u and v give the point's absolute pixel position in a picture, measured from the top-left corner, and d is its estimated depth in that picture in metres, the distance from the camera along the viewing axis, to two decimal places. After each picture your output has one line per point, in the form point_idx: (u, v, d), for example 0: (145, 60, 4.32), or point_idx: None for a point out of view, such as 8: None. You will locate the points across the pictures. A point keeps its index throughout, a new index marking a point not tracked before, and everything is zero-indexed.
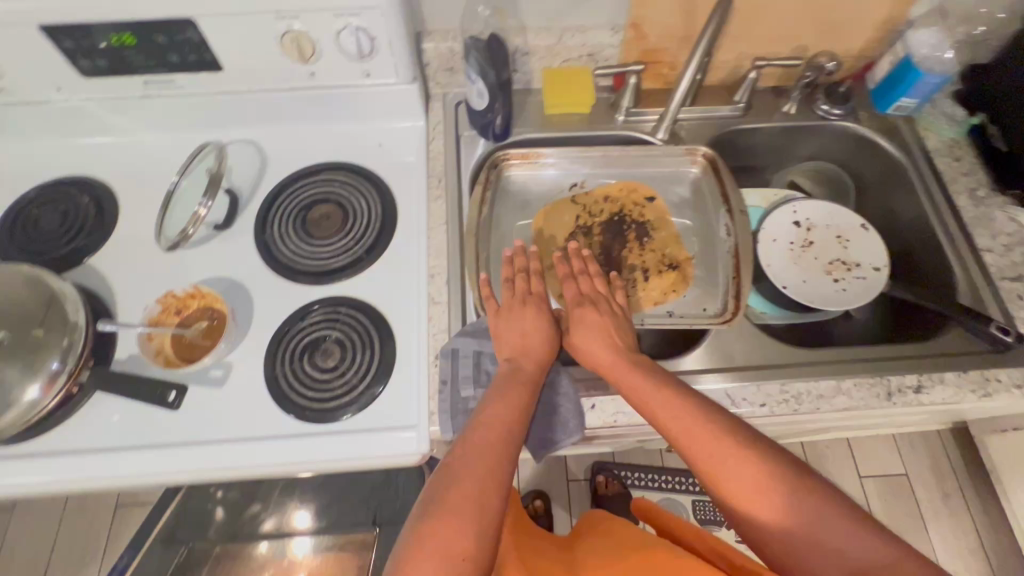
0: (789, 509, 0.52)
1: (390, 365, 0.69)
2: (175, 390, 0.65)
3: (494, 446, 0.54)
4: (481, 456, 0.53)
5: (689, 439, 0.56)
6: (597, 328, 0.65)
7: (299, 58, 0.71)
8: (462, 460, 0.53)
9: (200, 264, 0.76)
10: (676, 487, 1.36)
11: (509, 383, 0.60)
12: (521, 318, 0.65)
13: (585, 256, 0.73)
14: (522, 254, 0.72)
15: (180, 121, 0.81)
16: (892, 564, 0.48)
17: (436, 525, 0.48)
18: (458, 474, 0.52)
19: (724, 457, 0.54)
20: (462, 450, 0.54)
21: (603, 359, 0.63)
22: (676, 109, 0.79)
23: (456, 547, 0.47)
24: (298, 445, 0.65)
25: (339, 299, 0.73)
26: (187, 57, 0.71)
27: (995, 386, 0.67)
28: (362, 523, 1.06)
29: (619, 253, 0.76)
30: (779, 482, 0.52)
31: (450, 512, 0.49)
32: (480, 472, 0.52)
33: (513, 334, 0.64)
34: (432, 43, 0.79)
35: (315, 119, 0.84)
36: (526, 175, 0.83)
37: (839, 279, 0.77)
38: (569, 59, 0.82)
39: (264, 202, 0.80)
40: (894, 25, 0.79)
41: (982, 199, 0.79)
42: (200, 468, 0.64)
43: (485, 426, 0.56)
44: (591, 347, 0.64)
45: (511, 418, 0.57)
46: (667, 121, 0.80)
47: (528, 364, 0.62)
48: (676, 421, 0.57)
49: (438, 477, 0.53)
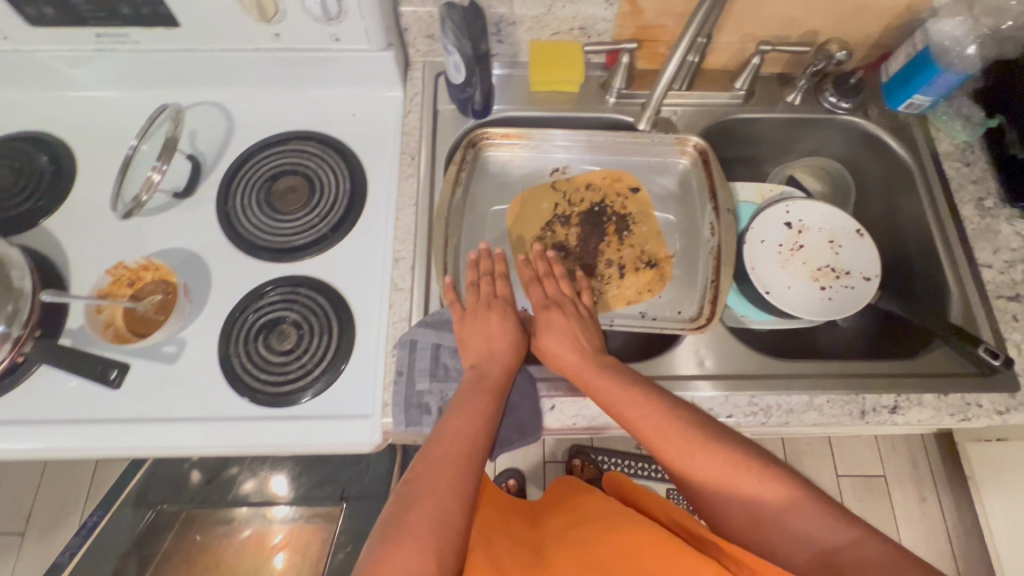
0: (759, 502, 0.53)
1: (347, 353, 0.67)
2: (117, 368, 0.63)
3: (456, 459, 0.54)
4: (443, 472, 0.53)
5: (660, 440, 0.56)
6: (564, 331, 0.63)
7: (260, 17, 0.65)
8: (425, 477, 0.52)
9: (157, 233, 0.72)
10: (650, 475, 1.36)
11: (475, 390, 0.58)
12: (485, 323, 0.63)
13: (551, 258, 0.70)
14: (485, 257, 0.69)
15: (141, 78, 0.76)
16: (855, 542, 0.49)
17: (397, 551, 0.47)
18: (420, 492, 0.51)
19: (695, 455, 0.55)
20: (422, 469, 0.53)
21: (570, 363, 0.61)
22: (661, 95, 0.71)
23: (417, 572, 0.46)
24: (248, 429, 0.64)
25: (298, 279, 0.70)
26: (139, 9, 0.65)
27: (974, 411, 0.64)
28: (329, 496, 1.05)
29: (596, 246, 0.72)
30: (750, 478, 0.53)
31: (412, 533, 0.48)
32: (445, 483, 0.52)
33: (477, 339, 0.62)
34: (410, 7, 0.72)
35: (285, 83, 0.78)
36: (505, 156, 0.78)
37: (825, 287, 0.73)
38: (560, 32, 0.75)
39: (228, 170, 0.76)
40: (916, 12, 0.72)
41: (988, 210, 0.74)
42: (147, 445, 0.63)
43: (447, 436, 0.55)
44: (557, 351, 0.62)
45: (474, 426, 0.56)
46: (651, 111, 0.74)
47: (495, 369, 0.60)
48: (647, 422, 0.57)
49: (398, 499, 0.52)
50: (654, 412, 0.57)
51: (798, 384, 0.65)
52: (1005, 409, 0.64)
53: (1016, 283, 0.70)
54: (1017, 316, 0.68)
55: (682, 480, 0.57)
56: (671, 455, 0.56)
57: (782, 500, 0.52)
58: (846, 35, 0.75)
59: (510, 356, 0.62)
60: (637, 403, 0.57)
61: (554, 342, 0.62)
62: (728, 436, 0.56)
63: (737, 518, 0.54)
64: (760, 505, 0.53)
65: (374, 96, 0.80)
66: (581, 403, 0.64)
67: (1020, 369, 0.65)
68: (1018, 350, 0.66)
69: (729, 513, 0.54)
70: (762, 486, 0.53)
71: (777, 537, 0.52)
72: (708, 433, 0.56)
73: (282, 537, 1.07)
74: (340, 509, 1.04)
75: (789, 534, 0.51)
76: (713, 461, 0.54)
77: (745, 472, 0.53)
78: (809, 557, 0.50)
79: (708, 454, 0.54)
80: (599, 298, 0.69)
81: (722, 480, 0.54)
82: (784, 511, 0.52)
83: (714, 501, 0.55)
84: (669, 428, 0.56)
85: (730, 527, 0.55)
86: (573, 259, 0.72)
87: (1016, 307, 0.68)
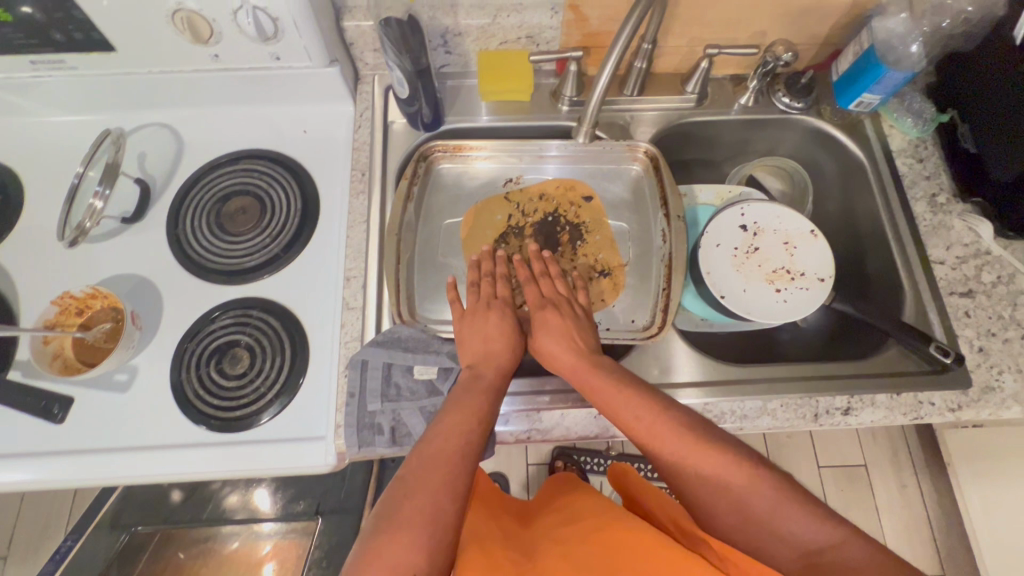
0: (754, 503, 0.52)
1: (300, 375, 0.66)
2: (60, 403, 0.65)
3: (449, 456, 0.51)
4: (438, 466, 0.50)
5: (656, 442, 0.55)
6: (564, 330, 0.62)
7: (195, 39, 0.64)
8: (422, 471, 0.50)
9: (106, 259, 0.72)
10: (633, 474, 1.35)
11: (468, 389, 0.57)
12: (484, 323, 0.63)
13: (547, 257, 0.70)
14: (476, 267, 0.69)
15: (86, 102, 0.75)
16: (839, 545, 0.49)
17: (388, 549, 0.45)
18: (416, 486, 0.49)
19: (692, 455, 0.54)
20: (418, 463, 0.51)
21: (567, 364, 0.60)
22: (594, 112, 0.69)
23: (404, 566, 0.44)
24: (202, 455, 0.63)
25: (250, 301, 0.70)
26: (72, 35, 0.63)
27: (927, 409, 0.64)
28: (304, 511, 1.04)
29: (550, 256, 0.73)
30: (744, 479, 0.52)
31: (407, 531, 0.46)
32: (436, 479, 0.50)
33: (477, 340, 0.62)
34: (353, 22, 0.71)
35: (233, 102, 0.78)
36: (458, 168, 0.78)
37: (781, 290, 0.73)
38: (508, 42, 0.75)
39: (177, 193, 0.75)
40: (862, 10, 0.71)
41: (941, 206, 0.74)
42: (98, 476, 0.63)
43: (444, 431, 0.53)
44: (554, 350, 0.62)
45: (468, 424, 0.54)
46: (587, 124, 0.71)
47: (489, 369, 0.60)
48: (643, 423, 0.56)
49: (393, 492, 0.49)
50: (652, 411, 0.56)
51: (754, 389, 0.65)
52: (956, 406, 0.64)
53: (968, 279, 0.70)
54: (969, 312, 0.68)
55: (675, 481, 0.56)
56: (667, 455, 0.55)
57: (774, 501, 0.51)
58: (794, 35, 0.75)
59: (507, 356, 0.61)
60: (635, 402, 0.57)
61: (552, 342, 0.62)
62: (724, 439, 0.55)
63: (729, 520, 0.53)
64: (753, 506, 0.52)
65: (325, 112, 0.80)
66: (536, 417, 0.64)
67: (972, 365, 0.66)
68: (970, 346, 0.67)
69: (720, 514, 0.53)
70: (756, 487, 0.52)
71: (768, 540, 0.51)
72: (706, 435, 0.55)
73: (270, 549, 1.08)
74: (316, 523, 1.04)
75: (782, 536, 0.50)
76: (709, 462, 0.53)
77: (740, 473, 0.52)
78: (795, 559, 0.50)
79: (704, 455, 0.53)
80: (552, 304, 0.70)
81: (718, 482, 0.53)
82: (779, 513, 0.51)
83: (707, 501, 0.54)
84: (666, 429, 0.55)
85: (720, 529, 0.54)
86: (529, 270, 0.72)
87: (968, 303, 0.69)
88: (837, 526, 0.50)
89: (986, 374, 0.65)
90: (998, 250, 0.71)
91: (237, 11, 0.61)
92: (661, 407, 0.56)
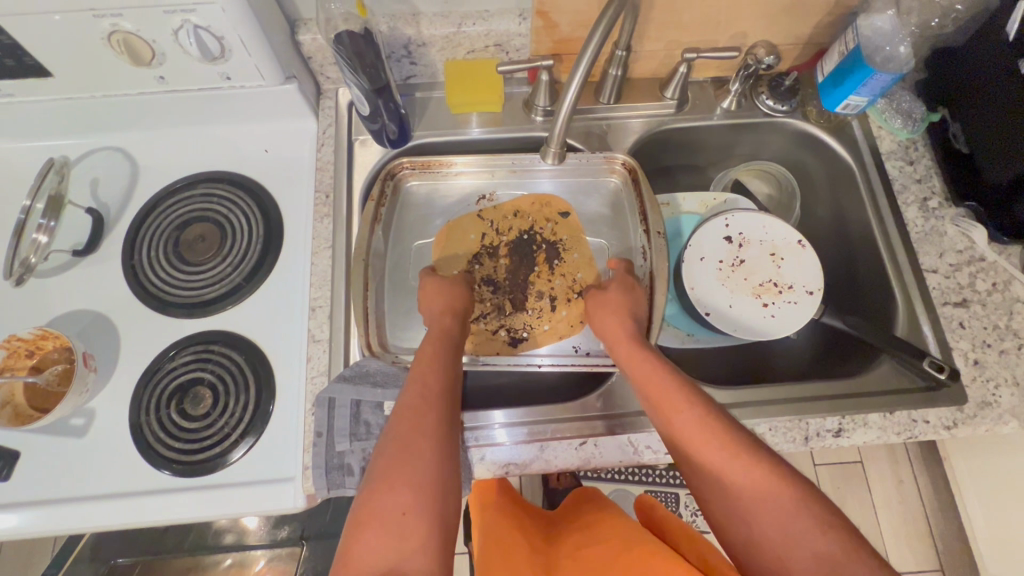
0: (773, 514, 0.45)
1: (265, 414, 0.63)
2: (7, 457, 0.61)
3: (432, 406, 0.50)
4: (428, 427, 0.49)
5: (693, 430, 0.50)
6: (627, 296, 0.62)
7: (135, 61, 0.60)
8: (414, 429, 0.48)
9: (58, 295, 0.68)
10: (635, 477, 1.14)
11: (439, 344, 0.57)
12: (433, 302, 0.62)
13: (490, 242, 0.71)
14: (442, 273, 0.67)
15: (32, 129, 0.71)
16: None
17: (382, 500, 0.44)
18: (406, 444, 0.47)
19: (718, 451, 0.49)
20: (408, 419, 0.49)
21: (617, 337, 0.59)
22: (562, 130, 0.64)
23: (397, 507, 0.44)
24: (161, 503, 0.59)
25: (213, 335, 0.66)
26: (4, 61, 0.59)
27: (921, 428, 0.62)
28: (288, 537, 1.02)
29: (526, 276, 0.70)
30: (772, 486, 0.46)
31: (395, 488, 0.45)
32: (424, 429, 0.49)
33: (437, 304, 0.62)
34: (308, 35, 0.67)
35: (187, 122, 0.73)
36: (428, 185, 0.74)
37: (769, 304, 0.69)
38: (475, 50, 0.71)
39: (133, 221, 0.71)
40: (846, 8, 0.68)
41: (933, 211, 0.71)
42: (50, 530, 0.59)
43: (433, 390, 0.52)
44: (606, 322, 0.60)
45: (441, 377, 0.54)
46: (554, 146, 0.68)
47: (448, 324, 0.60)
48: (687, 407, 0.52)
49: (384, 450, 0.48)
50: (680, 400, 0.52)
51: (743, 412, 0.62)
52: (952, 424, 0.61)
53: (962, 287, 0.67)
54: (963, 323, 0.65)
55: (692, 476, 0.51)
56: (700, 442, 0.50)
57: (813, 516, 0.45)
58: (776, 36, 0.71)
59: (448, 318, 0.61)
60: (666, 389, 0.53)
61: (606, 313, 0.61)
62: (757, 443, 0.49)
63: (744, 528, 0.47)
64: (772, 516, 0.45)
65: (286, 129, 0.75)
66: (515, 452, 0.61)
67: (967, 380, 0.63)
68: (965, 359, 0.64)
69: (734, 521, 0.47)
70: (785, 497, 0.46)
71: (787, 555, 0.44)
72: (738, 434, 0.50)
73: (264, 564, 1.02)
74: (301, 549, 1.02)
75: (806, 554, 0.43)
76: (734, 461, 0.48)
77: (768, 479, 0.47)
78: None
79: (731, 457, 0.48)
80: (520, 318, 0.68)
81: (755, 486, 0.47)
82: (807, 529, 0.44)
83: (722, 504, 0.48)
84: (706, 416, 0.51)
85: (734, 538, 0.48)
86: (502, 290, 0.69)
87: (962, 314, 0.66)
88: (870, 558, 0.42)
89: (982, 389, 0.62)
90: (992, 256, 0.68)
91: (177, 31, 0.57)
92: (691, 395, 0.53)
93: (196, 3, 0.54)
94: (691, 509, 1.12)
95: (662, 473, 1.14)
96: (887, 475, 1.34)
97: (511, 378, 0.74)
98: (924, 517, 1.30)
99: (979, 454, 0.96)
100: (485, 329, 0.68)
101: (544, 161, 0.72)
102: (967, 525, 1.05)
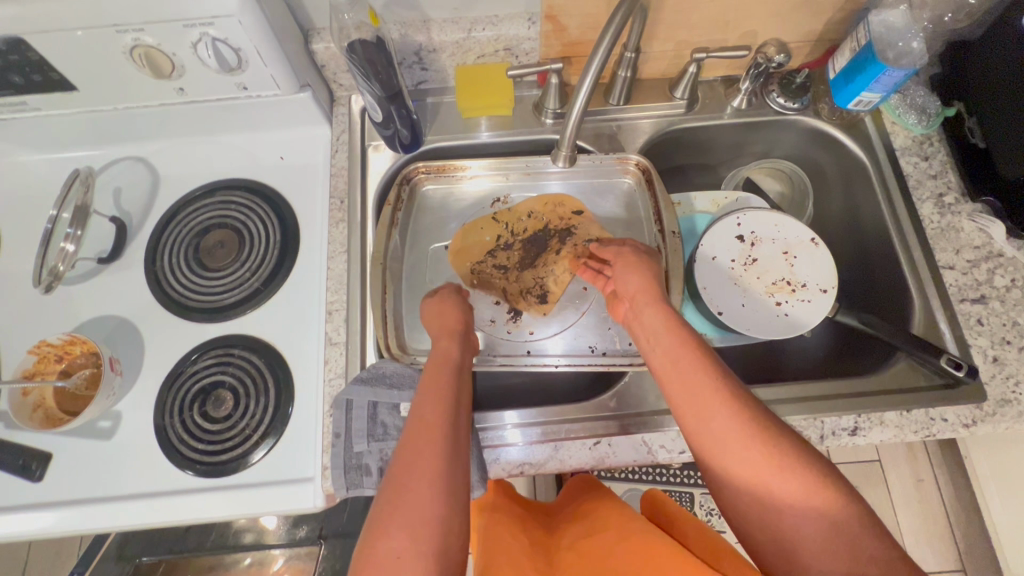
0: (797, 508, 0.43)
1: (284, 414, 0.64)
2: (39, 460, 0.63)
3: (426, 435, 0.48)
4: (429, 461, 0.46)
5: (711, 420, 0.48)
6: (649, 267, 0.61)
7: (156, 73, 0.62)
8: (416, 458, 0.47)
9: (84, 301, 0.70)
10: (643, 477, 1.13)
11: (439, 369, 0.56)
12: (443, 311, 0.63)
13: (509, 239, 0.73)
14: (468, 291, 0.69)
15: (57, 140, 0.74)
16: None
17: (383, 542, 0.43)
18: (406, 484, 0.45)
19: (742, 441, 0.46)
20: (409, 455, 0.47)
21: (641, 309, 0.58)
22: (572, 134, 0.64)
23: (392, 545, 0.42)
24: (184, 502, 0.61)
25: (232, 338, 0.68)
26: (30, 77, 0.61)
27: (939, 426, 0.61)
28: (307, 536, 1.04)
29: (543, 264, 0.71)
30: (792, 484, 0.44)
31: (389, 531, 0.43)
32: (424, 457, 0.47)
33: (435, 329, 0.62)
34: (321, 44, 0.68)
35: (205, 132, 0.75)
36: (442, 189, 0.76)
37: (782, 302, 0.69)
38: (485, 55, 0.72)
39: (154, 228, 0.73)
40: (856, 5, 0.67)
41: (949, 207, 0.70)
42: (79, 529, 0.61)
43: (431, 418, 0.50)
44: (630, 278, 0.60)
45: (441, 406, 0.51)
46: (564, 151, 0.68)
47: (449, 345, 0.59)
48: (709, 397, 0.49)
49: (387, 488, 0.46)
50: (704, 386, 0.49)
51: None
52: (971, 422, 0.61)
53: (980, 284, 0.66)
54: (981, 320, 0.64)
55: (710, 473, 0.49)
56: (722, 433, 0.47)
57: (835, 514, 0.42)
58: (785, 33, 0.71)
59: (450, 343, 0.60)
60: (692, 374, 0.51)
61: (631, 275, 0.61)
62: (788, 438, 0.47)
63: (768, 525, 0.44)
64: (796, 510, 0.43)
65: (300, 136, 0.77)
66: (524, 453, 0.62)
67: (986, 377, 0.62)
68: (983, 357, 0.63)
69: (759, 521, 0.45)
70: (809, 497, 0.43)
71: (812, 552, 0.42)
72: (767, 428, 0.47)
73: (282, 563, 1.06)
74: (318, 548, 1.03)
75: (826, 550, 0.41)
76: (762, 454, 0.45)
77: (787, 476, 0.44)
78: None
79: (752, 451, 0.45)
80: (539, 306, 0.69)
81: (778, 487, 0.44)
82: (835, 524, 0.42)
83: (743, 499, 0.46)
84: (728, 407, 0.48)
85: (750, 536, 0.46)
86: (522, 277, 0.71)
87: (980, 310, 0.65)
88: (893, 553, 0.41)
89: (1001, 386, 0.62)
90: (1011, 252, 0.67)
91: (195, 43, 0.59)
92: (716, 381, 0.50)
93: (214, 17, 0.56)
94: (706, 507, 1.12)
95: (674, 473, 1.14)
96: (906, 474, 1.32)
97: (525, 378, 0.75)
98: (944, 516, 1.27)
99: (1000, 454, 0.94)
100: (509, 318, 0.69)
101: (553, 164, 0.72)
102: (988, 523, 1.04)
